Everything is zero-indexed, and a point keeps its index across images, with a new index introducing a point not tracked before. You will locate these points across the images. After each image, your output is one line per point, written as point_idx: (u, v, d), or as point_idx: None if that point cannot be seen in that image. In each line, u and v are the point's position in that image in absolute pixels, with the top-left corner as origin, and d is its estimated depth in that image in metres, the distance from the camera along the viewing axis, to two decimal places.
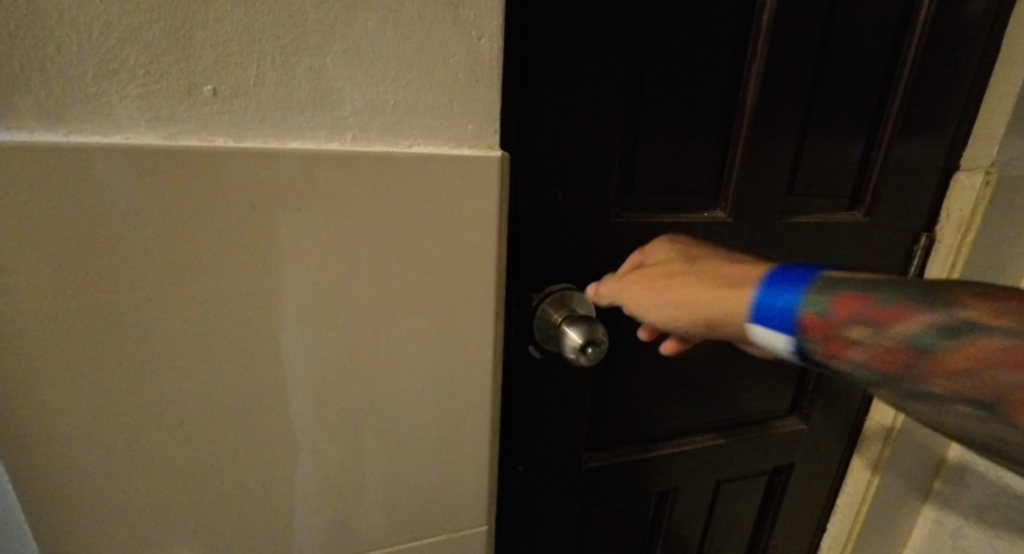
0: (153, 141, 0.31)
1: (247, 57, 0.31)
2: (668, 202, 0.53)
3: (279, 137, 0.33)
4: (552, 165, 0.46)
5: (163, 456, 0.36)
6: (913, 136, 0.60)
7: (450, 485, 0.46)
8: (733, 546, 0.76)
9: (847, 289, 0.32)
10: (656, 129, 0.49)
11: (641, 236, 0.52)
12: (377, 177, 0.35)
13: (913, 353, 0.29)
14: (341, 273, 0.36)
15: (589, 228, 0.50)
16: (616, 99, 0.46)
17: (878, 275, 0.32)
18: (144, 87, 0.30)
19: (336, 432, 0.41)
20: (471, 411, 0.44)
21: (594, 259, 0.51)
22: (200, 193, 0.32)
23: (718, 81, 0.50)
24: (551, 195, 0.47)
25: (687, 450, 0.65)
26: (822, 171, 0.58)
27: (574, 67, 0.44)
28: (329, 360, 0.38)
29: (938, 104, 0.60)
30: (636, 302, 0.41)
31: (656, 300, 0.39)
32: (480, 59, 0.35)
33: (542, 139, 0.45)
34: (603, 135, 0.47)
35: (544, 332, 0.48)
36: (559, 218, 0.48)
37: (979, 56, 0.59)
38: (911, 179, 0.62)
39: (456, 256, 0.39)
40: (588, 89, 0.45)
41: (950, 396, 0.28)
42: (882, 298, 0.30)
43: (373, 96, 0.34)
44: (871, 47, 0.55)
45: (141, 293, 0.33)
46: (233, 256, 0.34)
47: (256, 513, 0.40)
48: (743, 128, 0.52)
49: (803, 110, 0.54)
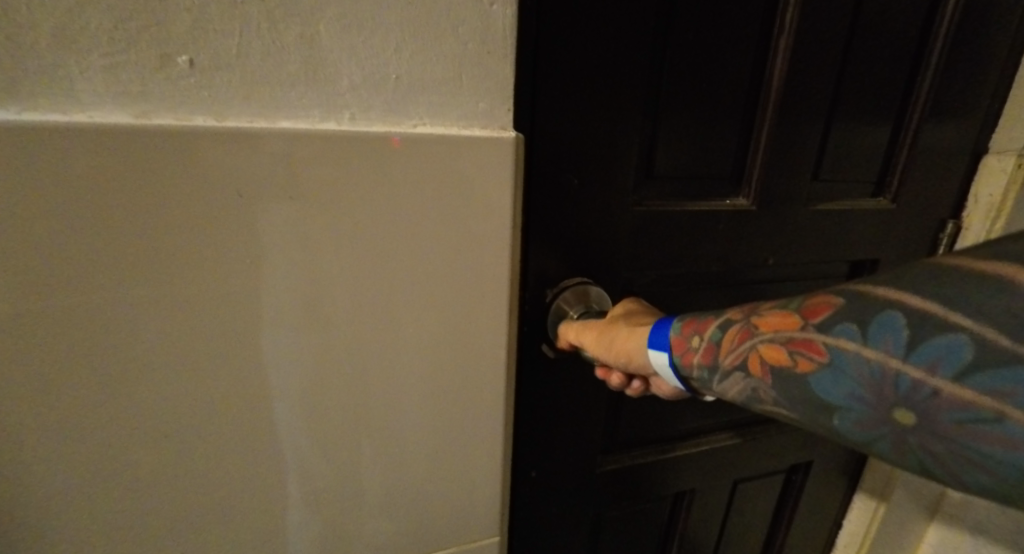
0: (122, 120, 0.27)
1: (229, 22, 0.27)
2: (690, 189, 0.49)
3: (267, 116, 0.29)
4: (568, 149, 0.42)
5: (146, 471, 0.33)
6: (944, 116, 0.56)
7: (458, 494, 0.43)
8: (750, 546, 0.74)
9: (714, 334, 0.33)
10: (679, 109, 0.46)
11: (662, 227, 0.48)
12: (377, 160, 0.31)
13: (727, 352, 0.32)
14: (339, 266, 0.33)
15: (608, 219, 0.46)
16: (636, 75, 0.43)
17: (741, 312, 0.33)
18: (111, 57, 0.26)
19: (335, 439, 0.37)
20: (484, 414, 0.41)
21: (611, 251, 0.48)
22: (177, 179, 0.28)
23: (745, 57, 0.46)
24: (567, 184, 0.43)
25: (706, 450, 0.62)
26: (850, 155, 0.55)
27: (593, 41, 0.40)
28: (327, 362, 0.35)
29: (972, 81, 0.56)
30: (579, 337, 0.43)
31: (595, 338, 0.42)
32: (493, 28, 0.31)
33: (558, 121, 0.41)
34: (623, 117, 0.43)
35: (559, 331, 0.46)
36: (576, 208, 0.45)
37: (1017, 28, 0.55)
38: (939, 162, 0.59)
39: (467, 248, 0.35)
40: (607, 64, 0.41)
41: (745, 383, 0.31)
42: (742, 339, 0.31)
43: (374, 69, 0.30)
44: (905, 19, 0.51)
45: (113, 294, 0.29)
46: (219, 251, 0.30)
47: (248, 529, 0.37)
48: (770, 108, 0.49)
49: (833, 89, 0.50)
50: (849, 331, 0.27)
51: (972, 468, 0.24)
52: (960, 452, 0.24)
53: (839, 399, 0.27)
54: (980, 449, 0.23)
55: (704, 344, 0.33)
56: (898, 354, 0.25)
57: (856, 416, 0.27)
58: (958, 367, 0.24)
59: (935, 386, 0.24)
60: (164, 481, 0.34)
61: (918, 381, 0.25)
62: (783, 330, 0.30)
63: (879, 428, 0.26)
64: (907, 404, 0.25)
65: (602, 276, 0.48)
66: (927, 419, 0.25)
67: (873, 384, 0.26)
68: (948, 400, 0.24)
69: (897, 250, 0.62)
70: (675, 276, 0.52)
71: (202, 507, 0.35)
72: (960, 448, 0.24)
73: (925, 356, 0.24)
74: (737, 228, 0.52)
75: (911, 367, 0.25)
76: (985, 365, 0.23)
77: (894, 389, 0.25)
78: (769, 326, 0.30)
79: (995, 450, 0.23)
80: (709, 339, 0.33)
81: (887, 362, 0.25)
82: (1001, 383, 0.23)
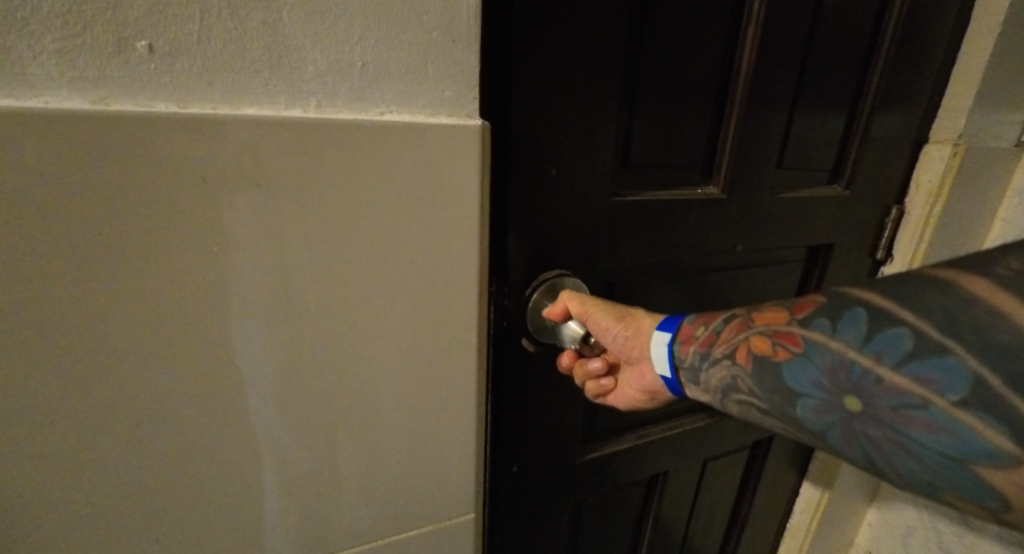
0: (79, 106, 0.26)
1: (189, 8, 0.27)
2: (662, 178, 0.51)
3: (230, 103, 0.29)
4: (545, 142, 0.43)
5: (119, 463, 0.33)
6: (892, 107, 0.60)
7: (434, 476, 0.44)
8: (717, 518, 0.78)
9: (715, 326, 0.39)
10: (652, 99, 0.47)
11: (636, 217, 0.50)
12: (344, 148, 0.31)
13: (722, 341, 0.38)
14: (308, 254, 0.33)
15: (584, 210, 0.47)
16: (611, 65, 0.44)
17: (743, 310, 0.39)
18: (65, 42, 0.26)
19: (310, 425, 0.38)
20: (457, 398, 0.42)
21: (588, 241, 0.49)
22: (139, 167, 0.28)
23: (714, 48, 0.48)
24: (543, 176, 0.44)
25: (678, 433, 0.65)
26: (810, 144, 0.58)
27: (566, 35, 0.41)
28: (299, 349, 0.35)
29: (916, 73, 0.59)
30: (585, 313, 0.45)
31: (606, 318, 0.44)
32: (457, 17, 0.32)
33: (533, 115, 0.42)
34: (598, 106, 0.44)
35: (539, 325, 0.48)
36: (553, 201, 0.46)
37: (956, 21, 0.58)
38: (889, 151, 0.62)
39: (437, 235, 0.36)
40: (582, 54, 0.42)
41: (730, 370, 0.37)
42: (739, 331, 0.37)
43: (338, 56, 0.30)
44: (858, 15, 0.54)
45: (77, 285, 0.29)
46: (186, 240, 0.30)
47: (227, 518, 0.38)
48: (737, 98, 0.50)
49: (791, 82, 0.53)
50: (823, 326, 0.33)
51: (903, 450, 0.29)
52: (896, 435, 0.30)
53: (803, 385, 0.33)
54: (908, 430, 0.29)
55: (704, 333, 0.40)
56: (856, 345, 0.31)
57: (816, 399, 0.33)
58: (900, 356, 0.29)
59: (880, 374, 0.30)
60: (136, 472, 0.34)
61: (867, 369, 0.31)
62: (772, 323, 0.36)
63: (833, 412, 0.32)
64: (855, 391, 0.31)
65: (577, 265, 0.49)
66: (870, 404, 0.30)
67: (831, 371, 0.32)
68: (888, 387, 0.30)
69: (849, 233, 0.65)
70: (649, 264, 0.54)
71: (177, 496, 0.35)
72: (895, 430, 0.29)
73: (876, 346, 0.30)
74: (706, 216, 0.54)
75: (864, 357, 0.31)
76: (921, 355, 0.29)
77: (848, 376, 0.31)
78: (763, 320, 0.36)
79: (923, 432, 0.28)
80: (711, 330, 0.39)
81: (846, 352, 0.31)
82: (930, 372, 0.28)
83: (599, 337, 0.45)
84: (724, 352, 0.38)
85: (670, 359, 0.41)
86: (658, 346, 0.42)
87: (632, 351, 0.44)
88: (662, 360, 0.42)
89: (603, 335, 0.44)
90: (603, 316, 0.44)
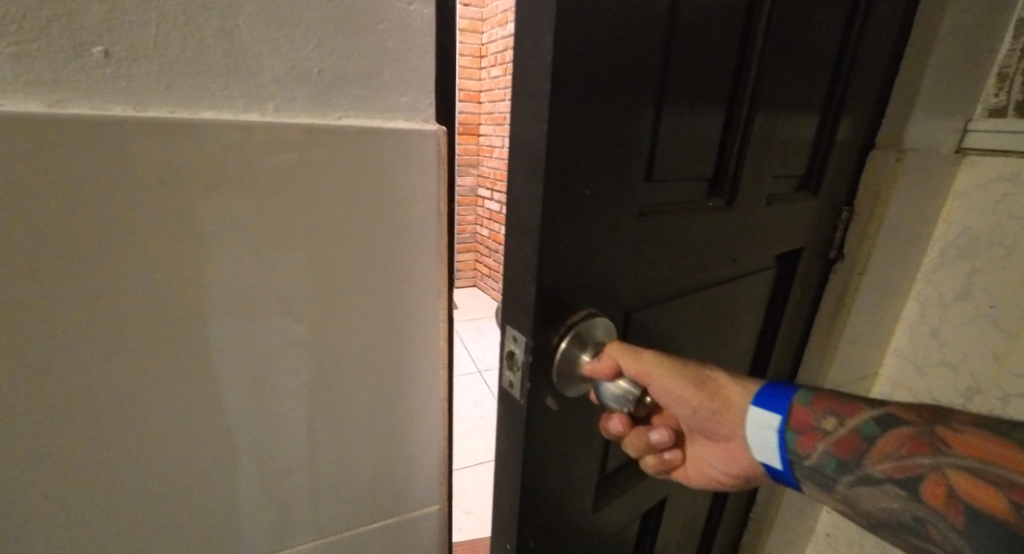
0: (34, 109, 0.27)
1: (145, 16, 0.28)
2: (677, 191, 0.46)
3: (187, 106, 0.30)
4: (583, 154, 0.36)
5: (77, 465, 0.33)
6: (851, 114, 0.62)
7: (400, 470, 0.46)
8: (696, 522, 0.78)
9: (873, 433, 0.35)
10: (677, 105, 0.41)
11: (660, 236, 0.45)
12: (301, 151, 0.33)
13: (887, 455, 0.34)
14: (269, 254, 0.34)
15: (615, 233, 0.41)
16: (644, 66, 0.37)
17: (914, 417, 0.34)
18: (21, 48, 0.26)
19: (275, 424, 0.39)
20: (419, 394, 0.44)
21: (615, 269, 0.42)
22: (96, 170, 0.29)
23: (729, 47, 0.44)
24: (578, 195, 0.37)
25: None
26: (793, 149, 0.57)
27: (609, 22, 0.34)
28: (260, 349, 0.36)
29: (874, 81, 0.61)
30: (661, 381, 0.40)
31: (687, 390, 0.40)
32: (411, 26, 0.33)
33: (571, 117, 0.34)
34: (632, 115, 0.38)
35: (566, 379, 0.40)
36: (585, 224, 0.38)
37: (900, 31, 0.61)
38: (845, 154, 0.65)
39: (397, 236, 0.37)
40: (617, 51, 0.35)
41: (913, 505, 0.33)
42: (908, 447, 0.34)
43: (293, 62, 0.31)
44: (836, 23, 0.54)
45: (33, 286, 0.29)
46: (143, 240, 0.31)
47: (189, 518, 0.38)
48: (744, 104, 0.47)
49: (782, 87, 0.51)
50: None
51: None
52: None
53: None
54: None
55: (853, 436, 0.36)
56: None
57: None
58: None
59: None
60: (95, 473, 0.34)
61: None
62: (970, 456, 0.31)
63: None
64: None
65: (603, 301, 0.42)
66: None
67: None
68: None
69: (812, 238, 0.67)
70: (666, 287, 0.48)
71: (135, 495, 0.36)
72: None
73: None
74: (713, 229, 0.50)
75: None
76: None
77: None
78: (963, 448, 0.32)
79: None
80: (868, 438, 0.35)
81: None
82: None
83: (672, 405, 0.41)
84: (890, 471, 0.34)
85: (784, 447, 0.38)
86: (752, 424, 0.39)
87: (718, 428, 0.41)
88: (766, 446, 0.39)
89: (679, 407, 0.40)
90: (680, 385, 0.40)
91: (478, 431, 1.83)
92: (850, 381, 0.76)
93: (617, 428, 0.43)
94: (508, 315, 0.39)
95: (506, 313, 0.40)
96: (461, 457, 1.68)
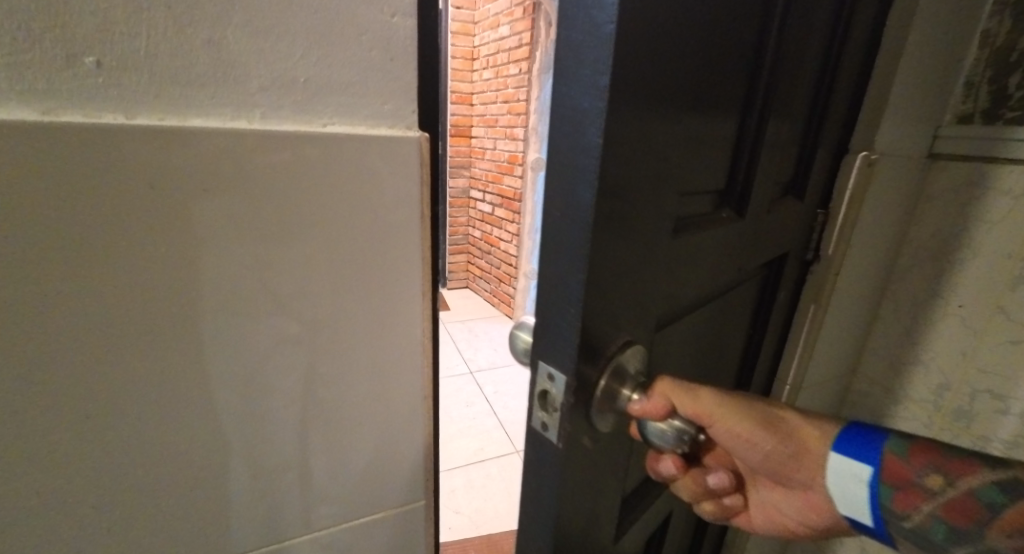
0: (27, 116, 0.28)
1: (136, 27, 0.29)
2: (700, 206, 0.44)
3: (177, 114, 0.31)
4: (632, 170, 0.33)
5: (67, 462, 0.34)
6: (836, 120, 0.62)
7: (385, 467, 0.47)
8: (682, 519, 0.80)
9: (976, 494, 0.35)
10: (707, 117, 0.40)
11: (686, 253, 0.43)
12: (287, 156, 0.34)
13: (1001, 522, 0.34)
14: (256, 256, 0.35)
15: (652, 252, 0.38)
16: (685, 78, 0.35)
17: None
18: (14, 57, 0.27)
19: (262, 421, 0.40)
20: (405, 393, 0.45)
21: (651, 290, 0.40)
22: (89, 174, 0.30)
23: (748, 57, 0.43)
24: (624, 215, 0.34)
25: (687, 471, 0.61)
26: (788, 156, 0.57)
27: (659, 22, 0.31)
28: (248, 349, 0.37)
29: (857, 88, 0.62)
30: (734, 427, 0.41)
31: (760, 435, 0.41)
32: (394, 38, 0.35)
33: (627, 133, 0.31)
34: (675, 128, 0.36)
35: (603, 414, 0.38)
36: (630, 247, 0.35)
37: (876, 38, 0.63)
38: (830, 160, 0.65)
39: (382, 238, 0.39)
40: (665, 62, 0.33)
41: None
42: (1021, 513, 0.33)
43: (279, 72, 0.33)
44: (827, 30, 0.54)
45: (24, 288, 0.30)
46: (135, 244, 0.32)
47: (176, 514, 0.39)
48: (754, 112, 0.46)
49: (785, 93, 0.51)
50: None
51: None
52: None
53: None
54: None
55: (960, 498, 0.35)
56: None
57: None
58: None
59: None
60: (86, 470, 0.35)
61: None
62: None
63: None
64: None
65: (637, 326, 0.39)
66: None
67: None
68: None
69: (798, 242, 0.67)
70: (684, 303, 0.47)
71: (126, 492, 0.36)
72: None
73: None
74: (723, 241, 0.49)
75: None
76: None
77: None
78: None
79: None
80: (977, 502, 0.35)
81: None
82: None
83: (745, 448, 0.42)
84: (1006, 539, 0.33)
85: (876, 502, 0.38)
86: (835, 476, 0.40)
87: (794, 473, 0.42)
88: (858, 501, 0.39)
89: (754, 450, 0.42)
90: (752, 429, 0.41)
91: (469, 431, 1.84)
92: (826, 379, 0.78)
93: (669, 470, 0.46)
94: (543, 351, 0.36)
95: (541, 350, 0.36)
96: (452, 458, 1.69)
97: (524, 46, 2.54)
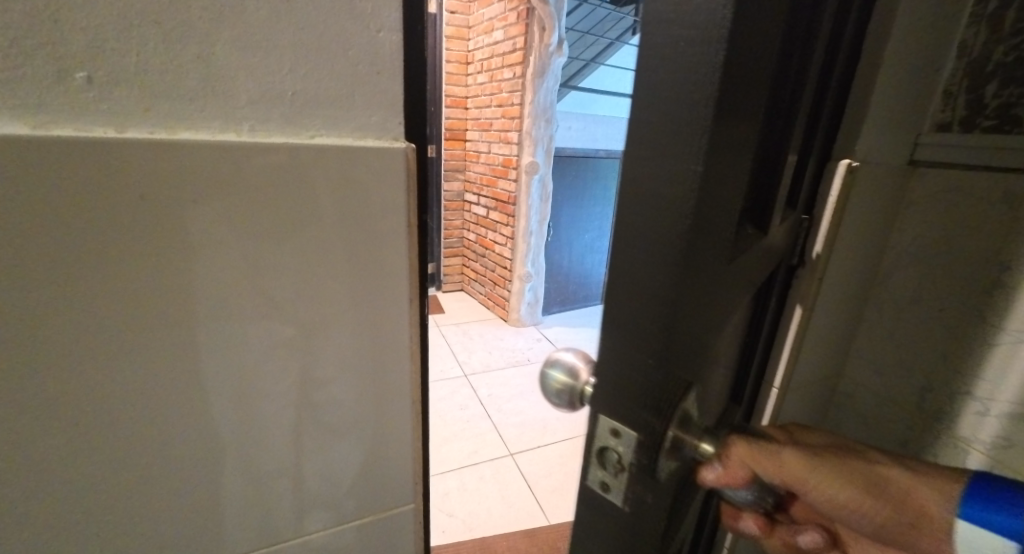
0: (20, 131, 0.29)
1: (127, 43, 0.30)
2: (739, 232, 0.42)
3: (167, 127, 0.32)
4: (715, 201, 0.30)
5: (57, 468, 0.34)
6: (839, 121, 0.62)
7: (373, 472, 0.47)
8: None
9: None
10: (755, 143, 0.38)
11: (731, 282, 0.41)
12: (275, 168, 0.34)
13: None
14: (246, 265, 0.36)
15: (716, 285, 0.36)
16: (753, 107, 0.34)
17: None
18: (7, 73, 0.28)
19: (252, 427, 0.40)
20: (393, 398, 0.46)
21: (713, 328, 0.38)
22: (80, 187, 0.30)
23: (781, 80, 0.42)
24: (703, 253, 0.31)
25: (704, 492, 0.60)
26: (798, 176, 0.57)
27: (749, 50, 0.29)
28: (238, 356, 0.38)
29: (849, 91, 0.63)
30: (824, 489, 0.37)
31: (858, 500, 0.37)
32: (381, 53, 0.35)
33: (716, 168, 0.29)
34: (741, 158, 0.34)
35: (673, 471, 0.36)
36: (705, 287, 0.33)
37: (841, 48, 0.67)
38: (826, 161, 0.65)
39: (370, 247, 0.39)
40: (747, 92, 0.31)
41: None
42: None
43: (268, 85, 0.33)
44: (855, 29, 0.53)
45: (15, 297, 0.31)
46: (125, 253, 0.32)
47: (165, 520, 0.39)
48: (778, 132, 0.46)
49: (804, 107, 0.49)
50: None
51: None
52: None
53: None
54: None
55: None
56: None
57: None
58: None
59: None
60: (76, 476, 0.35)
61: None
62: None
63: None
64: None
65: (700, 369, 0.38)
66: None
67: None
68: None
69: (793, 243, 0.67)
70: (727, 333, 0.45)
71: (115, 497, 0.37)
72: None
73: None
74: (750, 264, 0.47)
75: None
76: None
77: None
78: None
79: None
80: None
81: None
82: None
83: (842, 515, 0.38)
84: None
85: None
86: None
87: (913, 546, 0.36)
88: None
89: (852, 515, 0.38)
90: (847, 492, 0.37)
91: (462, 434, 1.85)
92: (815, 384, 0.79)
93: (750, 529, 0.47)
94: (607, 409, 0.34)
95: (604, 404, 0.34)
96: (446, 461, 1.69)
97: (517, 50, 2.56)
